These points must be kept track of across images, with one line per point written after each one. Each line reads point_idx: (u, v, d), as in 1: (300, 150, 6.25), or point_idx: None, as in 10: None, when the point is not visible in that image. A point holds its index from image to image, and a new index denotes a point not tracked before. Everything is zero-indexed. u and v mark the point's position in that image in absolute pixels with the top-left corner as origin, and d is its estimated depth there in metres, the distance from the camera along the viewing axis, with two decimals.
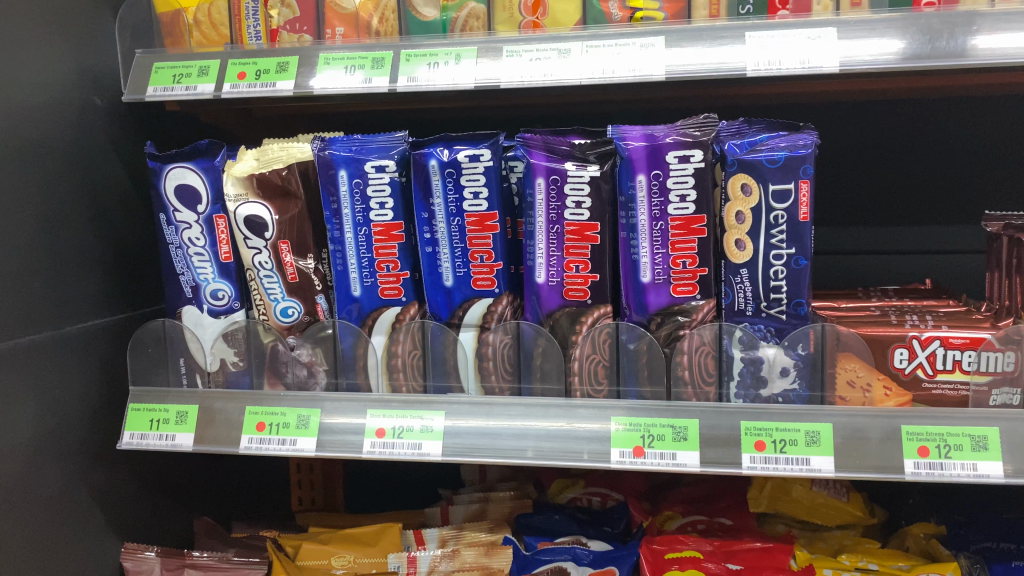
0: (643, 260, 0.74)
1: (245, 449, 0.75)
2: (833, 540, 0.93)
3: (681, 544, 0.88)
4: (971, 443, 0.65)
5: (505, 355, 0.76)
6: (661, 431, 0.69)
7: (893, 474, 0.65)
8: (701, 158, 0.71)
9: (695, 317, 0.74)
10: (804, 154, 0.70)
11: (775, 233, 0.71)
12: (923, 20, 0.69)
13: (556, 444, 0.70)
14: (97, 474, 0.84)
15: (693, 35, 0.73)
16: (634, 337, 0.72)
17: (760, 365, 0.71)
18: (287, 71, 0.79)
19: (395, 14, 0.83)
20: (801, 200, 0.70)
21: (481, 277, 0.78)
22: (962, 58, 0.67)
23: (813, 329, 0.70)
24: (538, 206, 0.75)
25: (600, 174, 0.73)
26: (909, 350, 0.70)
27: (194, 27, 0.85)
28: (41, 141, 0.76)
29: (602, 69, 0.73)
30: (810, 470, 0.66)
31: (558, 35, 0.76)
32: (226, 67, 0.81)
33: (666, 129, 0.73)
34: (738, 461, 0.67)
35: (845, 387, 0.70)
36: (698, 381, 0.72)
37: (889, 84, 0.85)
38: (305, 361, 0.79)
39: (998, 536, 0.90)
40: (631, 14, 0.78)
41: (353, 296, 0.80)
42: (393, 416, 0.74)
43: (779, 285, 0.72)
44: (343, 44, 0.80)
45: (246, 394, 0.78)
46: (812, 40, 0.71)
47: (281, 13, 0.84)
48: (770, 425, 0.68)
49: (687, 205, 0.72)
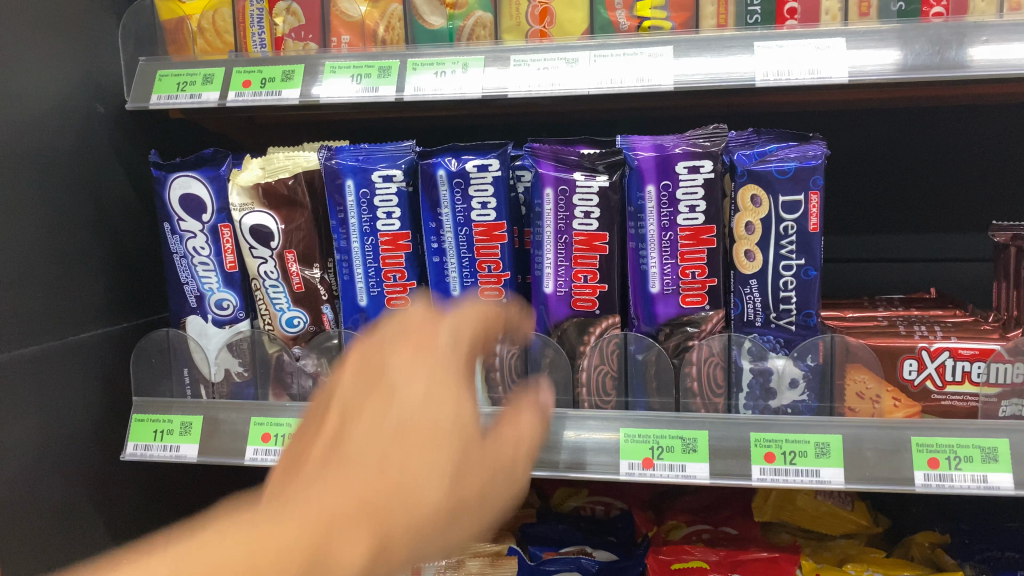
0: (652, 271, 0.73)
1: (250, 460, 0.75)
2: (838, 549, 0.93)
3: (687, 553, 0.87)
4: (981, 454, 0.65)
5: (511, 366, 0.75)
6: (669, 443, 0.69)
7: (903, 487, 0.65)
8: (711, 168, 0.71)
9: (704, 328, 0.73)
10: (814, 164, 0.70)
11: (785, 244, 0.71)
12: (932, 30, 0.69)
13: (560, 455, 0.70)
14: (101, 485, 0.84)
15: (701, 45, 0.73)
16: (643, 348, 0.72)
17: (769, 376, 0.71)
18: (293, 79, 0.79)
19: (402, 22, 0.83)
20: (811, 211, 0.70)
21: (488, 286, 0.77)
22: (971, 70, 0.67)
23: (821, 341, 0.70)
24: (547, 215, 0.75)
25: (608, 184, 0.73)
26: (918, 361, 0.70)
27: (197, 34, 0.85)
28: (44, 149, 0.76)
29: (609, 78, 0.73)
30: (819, 482, 0.66)
31: (565, 44, 0.76)
32: (231, 74, 0.80)
33: (676, 139, 0.73)
34: (747, 473, 0.67)
35: (854, 398, 0.69)
36: (707, 393, 0.72)
37: (896, 93, 0.85)
38: (311, 371, 0.79)
39: (1002, 545, 0.90)
40: (639, 24, 0.78)
41: (360, 305, 0.80)
42: None
43: (788, 296, 0.72)
44: (348, 52, 0.80)
45: (251, 405, 0.78)
46: (820, 50, 0.70)
47: (287, 21, 0.83)
48: (779, 437, 0.68)
49: (697, 216, 0.71)
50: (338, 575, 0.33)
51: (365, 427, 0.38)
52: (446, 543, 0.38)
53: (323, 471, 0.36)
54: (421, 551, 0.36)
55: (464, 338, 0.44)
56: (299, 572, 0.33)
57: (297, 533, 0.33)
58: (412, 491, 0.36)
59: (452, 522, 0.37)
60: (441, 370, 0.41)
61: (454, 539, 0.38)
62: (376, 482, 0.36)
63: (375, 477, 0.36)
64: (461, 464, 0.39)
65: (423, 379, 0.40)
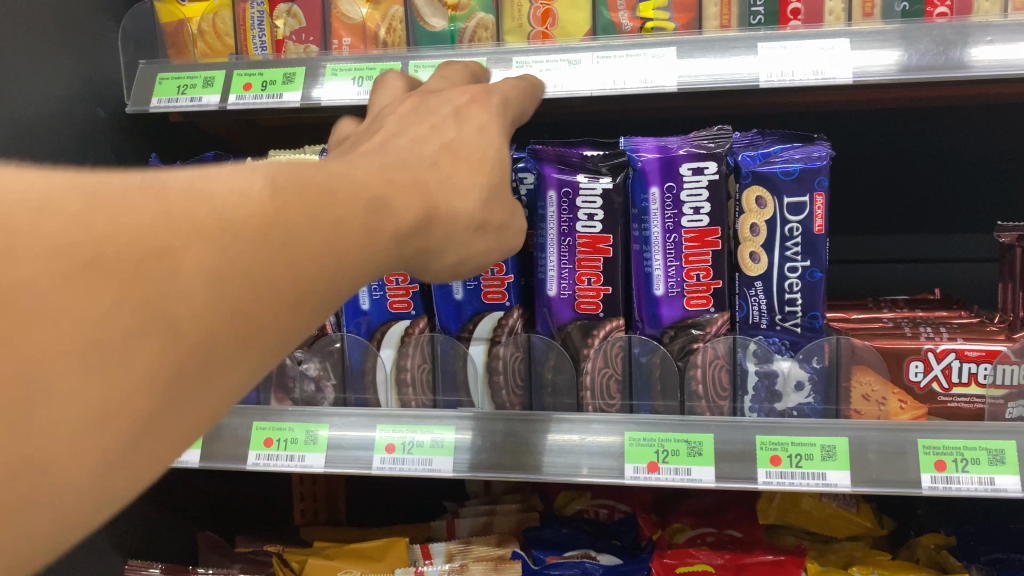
0: (656, 273, 0.73)
1: (252, 466, 0.75)
2: (843, 552, 0.93)
3: (691, 557, 0.87)
4: (988, 456, 0.64)
5: (515, 369, 0.75)
6: (675, 446, 0.68)
7: (909, 489, 0.64)
8: (716, 169, 0.70)
9: (708, 330, 0.73)
10: (819, 166, 0.69)
11: (789, 246, 0.70)
12: (936, 30, 0.68)
13: (563, 458, 0.70)
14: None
15: (704, 46, 0.72)
16: (647, 350, 0.72)
17: (774, 379, 0.71)
18: (294, 82, 0.78)
19: (403, 25, 0.82)
20: (816, 212, 0.70)
21: (491, 290, 0.77)
22: (973, 70, 0.66)
23: (827, 343, 0.69)
24: (550, 218, 0.74)
25: (612, 187, 0.73)
26: (924, 363, 0.69)
27: (198, 36, 0.84)
28: (37, 151, 0.77)
29: (612, 80, 0.73)
30: (825, 485, 0.65)
31: (567, 46, 0.76)
32: (232, 77, 0.80)
33: (680, 141, 0.72)
34: (753, 476, 0.67)
35: (860, 400, 0.69)
36: (712, 395, 0.72)
37: (900, 93, 0.85)
38: (313, 376, 0.79)
39: (1008, 547, 0.89)
40: (641, 25, 0.77)
41: (362, 309, 0.80)
42: (402, 430, 0.74)
43: (793, 298, 0.71)
44: (349, 55, 0.79)
45: (253, 409, 0.77)
46: (823, 51, 0.70)
47: (287, 23, 0.83)
48: (785, 440, 0.67)
49: (701, 217, 0.71)
50: (400, 214, 0.40)
51: (423, 135, 0.47)
52: (467, 241, 0.47)
53: (391, 147, 0.45)
54: (452, 241, 0.46)
55: (497, 107, 0.54)
56: (371, 201, 0.38)
57: (369, 172, 0.40)
58: (455, 186, 0.45)
59: (474, 227, 0.47)
60: (483, 120, 0.51)
61: (470, 242, 0.47)
62: (430, 168, 0.45)
63: (429, 163, 0.45)
64: (491, 183, 0.48)
65: (474, 123, 0.51)
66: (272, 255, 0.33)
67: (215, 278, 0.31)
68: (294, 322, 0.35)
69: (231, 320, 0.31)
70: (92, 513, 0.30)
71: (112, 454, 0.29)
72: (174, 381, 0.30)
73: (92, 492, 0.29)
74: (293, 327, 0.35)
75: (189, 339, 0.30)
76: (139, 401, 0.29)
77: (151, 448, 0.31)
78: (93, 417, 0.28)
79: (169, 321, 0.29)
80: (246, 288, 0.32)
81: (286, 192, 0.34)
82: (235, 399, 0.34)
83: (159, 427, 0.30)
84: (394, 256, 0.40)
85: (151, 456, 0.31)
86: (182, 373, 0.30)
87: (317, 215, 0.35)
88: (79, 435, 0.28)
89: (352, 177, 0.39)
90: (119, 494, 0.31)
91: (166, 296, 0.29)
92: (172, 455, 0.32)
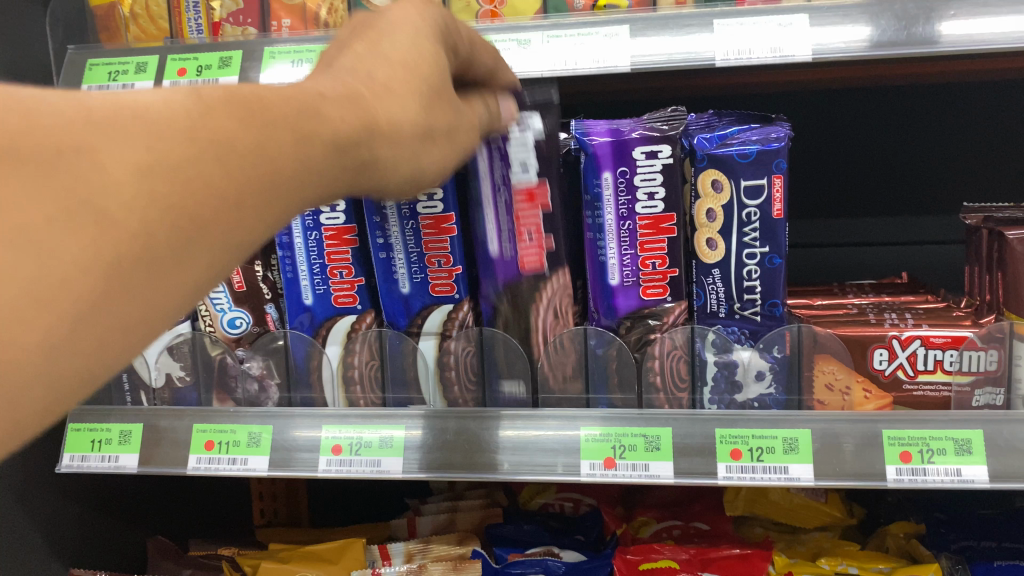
0: (610, 262, 0.70)
1: (193, 470, 0.71)
2: (811, 543, 0.90)
3: (655, 553, 0.84)
4: (955, 447, 0.61)
5: (467, 364, 0.72)
6: (631, 441, 0.65)
7: (873, 482, 0.62)
8: (670, 153, 0.67)
9: (666, 320, 0.70)
10: (777, 147, 0.66)
11: (747, 231, 0.67)
12: (897, 5, 0.65)
13: (523, 457, 0.67)
14: (14, 493, 0.81)
15: (659, 24, 0.69)
16: (604, 343, 0.69)
17: (734, 369, 0.68)
18: (230, 66, 0.74)
19: (345, 4, 0.79)
20: (774, 195, 0.66)
21: (438, 283, 0.74)
22: (940, 46, 0.64)
23: (788, 331, 0.66)
24: (481, 171, 0.69)
25: (543, 130, 0.67)
26: (889, 350, 0.66)
27: (130, 20, 0.81)
28: None
29: (562, 61, 0.69)
30: (788, 479, 0.63)
31: (517, 25, 0.72)
32: (166, 62, 0.76)
33: (633, 124, 0.69)
34: (713, 471, 0.64)
35: (824, 390, 0.67)
36: (670, 387, 0.69)
37: (864, 71, 0.82)
38: (256, 375, 0.76)
39: (979, 534, 0.87)
40: (594, 2, 0.74)
41: (305, 305, 0.77)
42: (349, 429, 0.70)
43: (752, 285, 0.69)
44: (289, 37, 0.75)
45: (192, 410, 0.74)
46: (783, 27, 0.66)
47: (224, 5, 0.79)
48: (746, 433, 0.64)
49: (656, 203, 0.68)
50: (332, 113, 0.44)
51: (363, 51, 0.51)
52: (414, 149, 0.50)
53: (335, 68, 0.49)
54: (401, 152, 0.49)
55: (436, 11, 0.56)
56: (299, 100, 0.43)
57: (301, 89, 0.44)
58: (390, 95, 0.48)
59: (419, 133, 0.49)
60: (417, 20, 0.54)
61: (417, 151, 0.50)
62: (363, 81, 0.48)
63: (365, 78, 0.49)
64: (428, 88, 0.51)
65: (410, 27, 0.53)
66: (202, 158, 0.37)
67: (145, 173, 0.34)
68: (228, 231, 0.38)
69: (162, 218, 0.35)
70: (49, 394, 0.33)
71: (59, 329, 0.32)
72: (115, 266, 0.33)
73: (45, 369, 0.32)
74: (228, 236, 0.38)
75: (120, 227, 0.33)
76: (79, 280, 0.33)
77: (101, 325, 0.34)
78: (33, 296, 0.31)
79: (98, 209, 0.33)
80: (176, 184, 0.35)
81: (215, 106, 0.39)
82: (187, 296, 0.37)
83: (104, 310, 0.34)
84: (334, 184, 0.45)
85: (99, 343, 0.34)
86: (120, 259, 0.34)
87: (240, 138, 0.39)
88: (24, 310, 0.31)
89: (289, 90, 0.43)
90: (71, 376, 0.34)
91: (90, 186, 0.33)
92: (125, 340, 0.35)
